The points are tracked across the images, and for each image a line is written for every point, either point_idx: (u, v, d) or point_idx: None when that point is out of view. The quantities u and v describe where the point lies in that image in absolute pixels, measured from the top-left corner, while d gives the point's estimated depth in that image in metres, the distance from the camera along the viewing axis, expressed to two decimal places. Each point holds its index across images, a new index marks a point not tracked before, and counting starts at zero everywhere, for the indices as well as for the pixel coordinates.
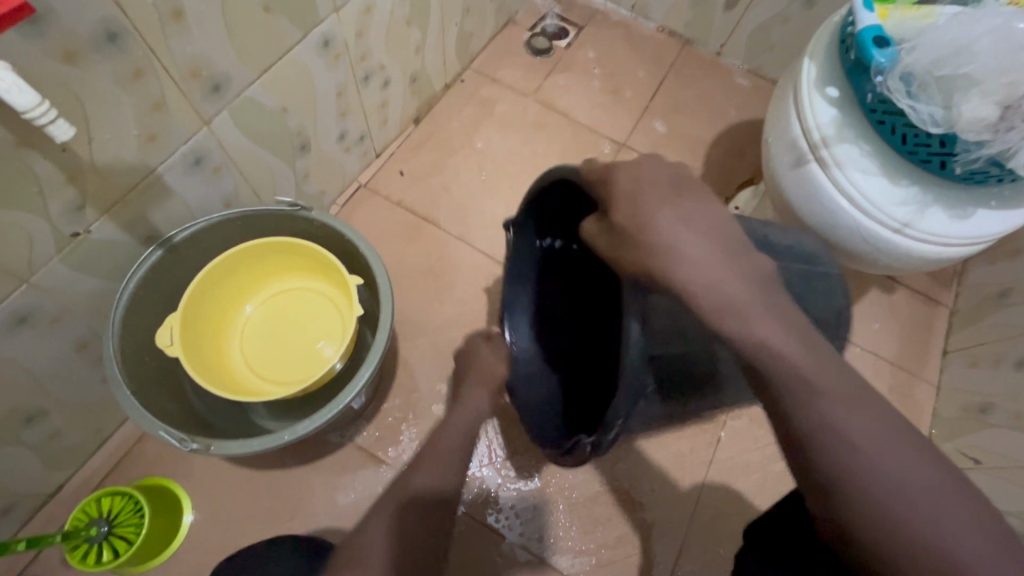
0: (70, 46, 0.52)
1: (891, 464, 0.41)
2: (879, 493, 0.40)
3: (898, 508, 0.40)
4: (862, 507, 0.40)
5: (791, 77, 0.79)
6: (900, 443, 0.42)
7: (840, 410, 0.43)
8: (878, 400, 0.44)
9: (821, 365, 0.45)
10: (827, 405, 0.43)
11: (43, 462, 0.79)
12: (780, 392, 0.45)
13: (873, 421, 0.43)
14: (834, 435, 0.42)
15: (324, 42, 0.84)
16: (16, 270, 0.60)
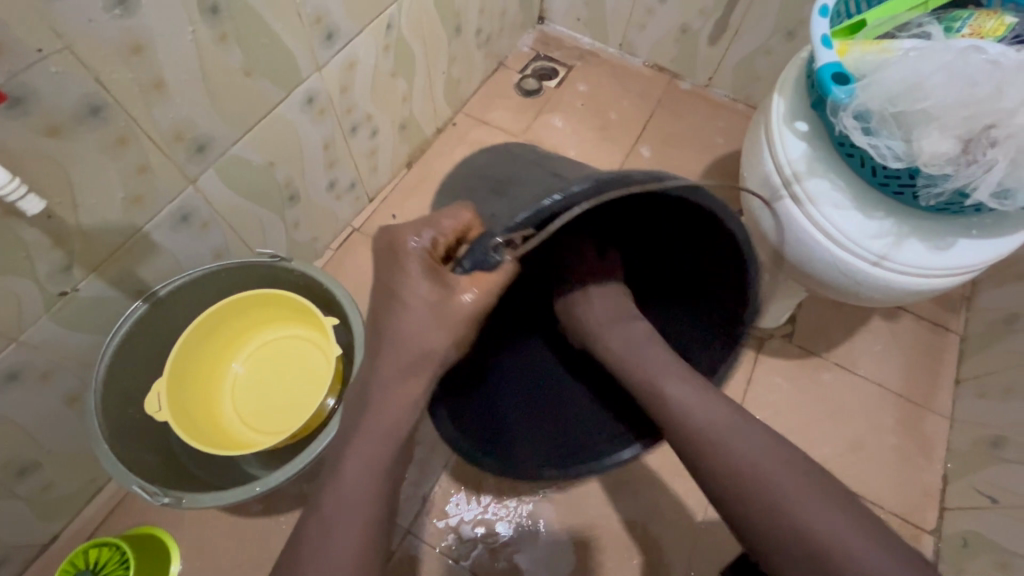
0: (54, 122, 0.56)
1: (743, 451, 0.57)
2: (738, 466, 0.56)
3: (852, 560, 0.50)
4: (721, 480, 0.56)
5: (762, 111, 0.79)
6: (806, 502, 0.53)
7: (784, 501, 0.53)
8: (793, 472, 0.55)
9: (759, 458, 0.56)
10: (678, 391, 0.62)
11: (36, 514, 0.81)
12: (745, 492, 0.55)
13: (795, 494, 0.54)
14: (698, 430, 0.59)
15: (308, 99, 0.88)
16: (4, 330, 0.63)
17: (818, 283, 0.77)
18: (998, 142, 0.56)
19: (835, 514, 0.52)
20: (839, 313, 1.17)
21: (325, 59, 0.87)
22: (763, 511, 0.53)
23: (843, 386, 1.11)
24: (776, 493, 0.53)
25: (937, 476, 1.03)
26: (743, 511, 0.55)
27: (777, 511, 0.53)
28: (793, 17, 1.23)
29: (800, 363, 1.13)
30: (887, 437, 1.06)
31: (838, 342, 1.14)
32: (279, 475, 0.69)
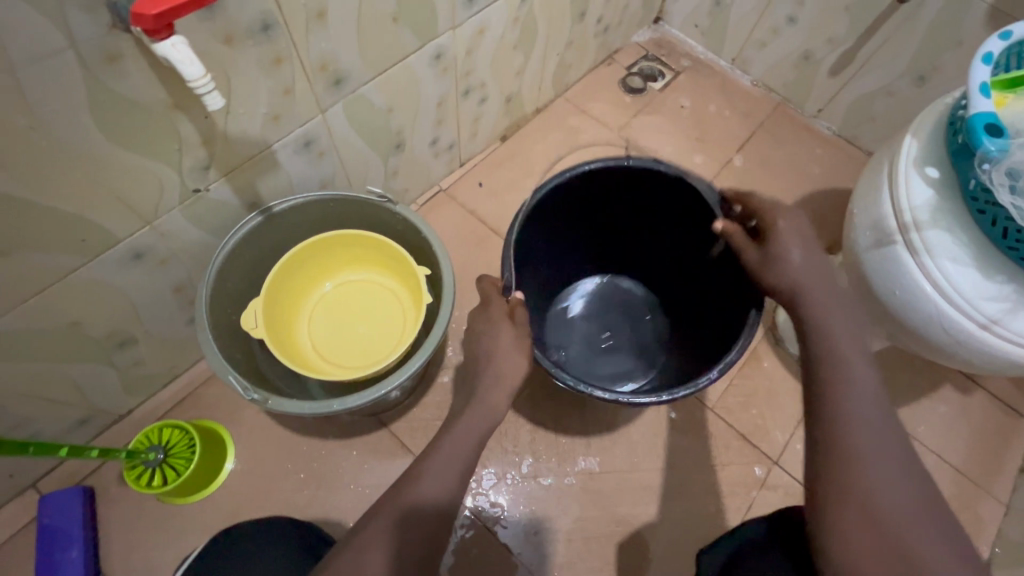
0: (231, 32, 0.60)
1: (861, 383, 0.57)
2: (855, 444, 0.54)
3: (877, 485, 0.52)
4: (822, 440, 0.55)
5: (890, 150, 0.77)
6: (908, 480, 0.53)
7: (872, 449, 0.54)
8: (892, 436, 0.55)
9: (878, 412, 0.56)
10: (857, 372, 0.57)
11: (122, 386, 0.88)
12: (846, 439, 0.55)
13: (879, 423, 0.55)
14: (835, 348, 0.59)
15: (436, 55, 0.91)
16: (144, 212, 0.68)
17: (914, 335, 0.75)
18: None
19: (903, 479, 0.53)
20: (909, 373, 1.13)
21: (461, 19, 0.90)
22: (838, 459, 0.54)
23: None
24: (854, 439, 0.54)
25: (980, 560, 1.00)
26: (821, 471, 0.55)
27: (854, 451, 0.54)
28: (927, 62, 1.18)
29: None
30: None
31: (903, 402, 1.11)
32: (355, 399, 0.74)
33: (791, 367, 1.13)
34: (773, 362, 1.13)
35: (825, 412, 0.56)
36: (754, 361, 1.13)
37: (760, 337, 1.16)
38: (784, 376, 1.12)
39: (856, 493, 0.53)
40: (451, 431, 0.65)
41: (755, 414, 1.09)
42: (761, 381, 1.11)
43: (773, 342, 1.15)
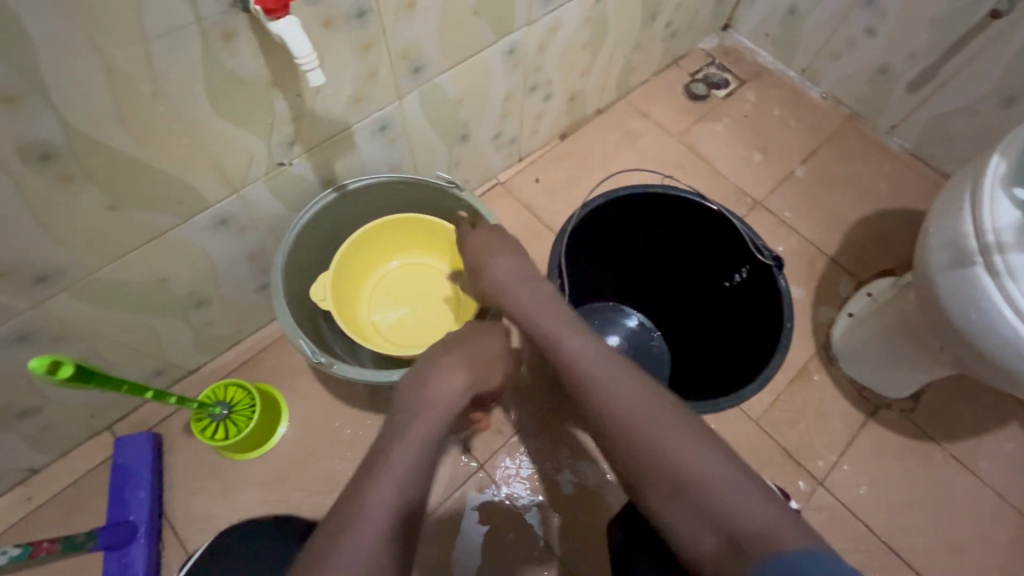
0: (330, 16, 0.64)
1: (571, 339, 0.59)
2: (598, 403, 0.53)
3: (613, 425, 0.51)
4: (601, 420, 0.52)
5: (974, 168, 0.74)
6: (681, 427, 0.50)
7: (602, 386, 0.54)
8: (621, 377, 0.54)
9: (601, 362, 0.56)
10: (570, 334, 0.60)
11: (194, 343, 0.94)
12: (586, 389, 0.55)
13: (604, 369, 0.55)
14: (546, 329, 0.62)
15: (509, 50, 0.94)
16: (234, 180, 0.73)
17: (987, 362, 0.72)
18: None
19: (664, 415, 0.50)
20: (972, 405, 1.07)
21: (536, 16, 0.92)
22: (616, 427, 0.51)
23: (957, 483, 1.02)
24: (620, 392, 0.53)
25: None
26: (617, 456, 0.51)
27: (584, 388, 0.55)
28: (1018, 82, 1.12)
29: (913, 443, 1.05)
30: (992, 551, 0.98)
31: (964, 436, 1.05)
32: None
33: (843, 388, 1.10)
34: (825, 381, 1.10)
35: (575, 385, 0.56)
36: (804, 377, 1.10)
37: (812, 354, 1.13)
38: (835, 396, 1.09)
39: (692, 484, 0.46)
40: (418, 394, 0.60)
41: (801, 432, 1.06)
42: (809, 398, 1.08)
43: (826, 360, 1.12)
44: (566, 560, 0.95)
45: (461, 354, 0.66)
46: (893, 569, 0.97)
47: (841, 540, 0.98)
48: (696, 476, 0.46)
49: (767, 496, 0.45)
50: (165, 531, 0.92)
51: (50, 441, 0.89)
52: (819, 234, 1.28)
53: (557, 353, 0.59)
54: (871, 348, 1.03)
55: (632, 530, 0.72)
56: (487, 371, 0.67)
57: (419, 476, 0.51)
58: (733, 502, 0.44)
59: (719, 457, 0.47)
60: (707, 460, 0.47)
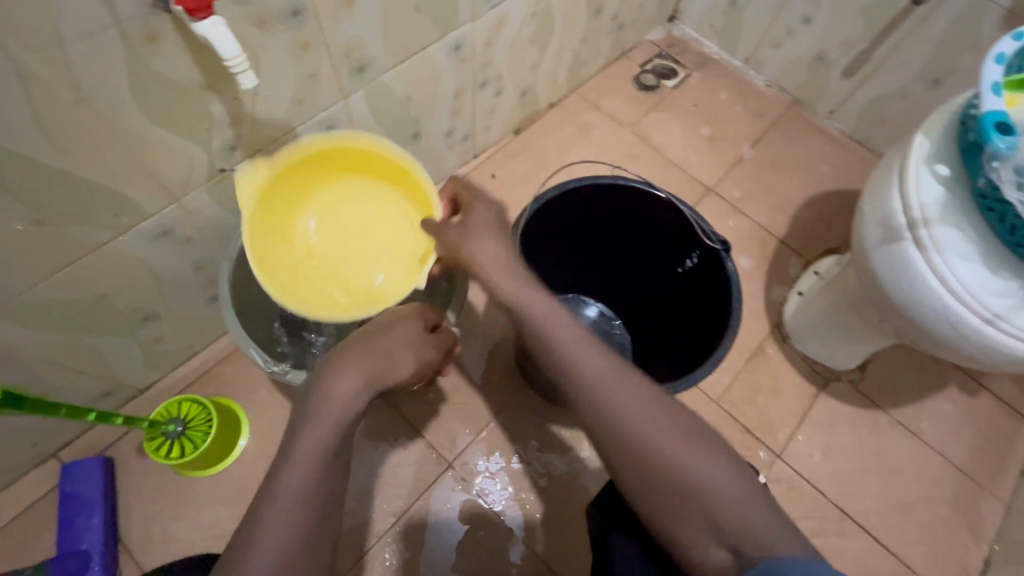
0: (263, 16, 0.62)
1: (577, 357, 0.55)
2: (614, 424, 0.53)
3: (633, 453, 0.52)
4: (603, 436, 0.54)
5: (901, 148, 0.78)
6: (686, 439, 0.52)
7: (618, 410, 0.53)
8: (648, 392, 0.54)
9: (614, 385, 0.54)
10: (572, 355, 0.55)
11: (143, 360, 0.91)
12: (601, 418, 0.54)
13: (619, 391, 0.54)
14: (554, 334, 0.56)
15: (455, 46, 0.93)
16: (172, 189, 0.71)
17: (920, 331, 0.77)
18: None
19: (673, 432, 0.52)
20: (914, 372, 1.14)
21: (481, 12, 0.92)
22: (620, 447, 0.53)
23: (903, 446, 1.08)
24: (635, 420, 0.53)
25: (979, 558, 1.01)
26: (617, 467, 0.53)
27: (603, 421, 0.53)
28: (942, 65, 1.18)
29: (862, 412, 1.11)
30: (937, 507, 1.04)
31: (907, 401, 1.11)
32: None
33: (796, 363, 1.15)
34: (779, 358, 1.15)
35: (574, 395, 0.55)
36: (759, 356, 1.15)
37: (766, 333, 1.18)
38: (789, 371, 1.14)
39: (696, 498, 0.51)
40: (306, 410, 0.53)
41: (759, 408, 1.10)
42: (765, 376, 1.13)
43: (779, 338, 1.17)
44: (539, 549, 0.96)
45: (358, 352, 0.58)
46: (849, 532, 1.02)
47: (801, 509, 1.03)
48: (695, 488, 0.51)
49: (756, 492, 0.52)
50: (124, 557, 0.88)
51: None
52: (768, 217, 1.33)
53: (569, 373, 0.55)
54: (819, 324, 1.08)
55: (609, 502, 0.71)
56: (387, 367, 0.59)
57: (321, 482, 0.50)
58: (735, 513, 0.50)
59: (719, 466, 0.52)
60: (708, 473, 0.51)
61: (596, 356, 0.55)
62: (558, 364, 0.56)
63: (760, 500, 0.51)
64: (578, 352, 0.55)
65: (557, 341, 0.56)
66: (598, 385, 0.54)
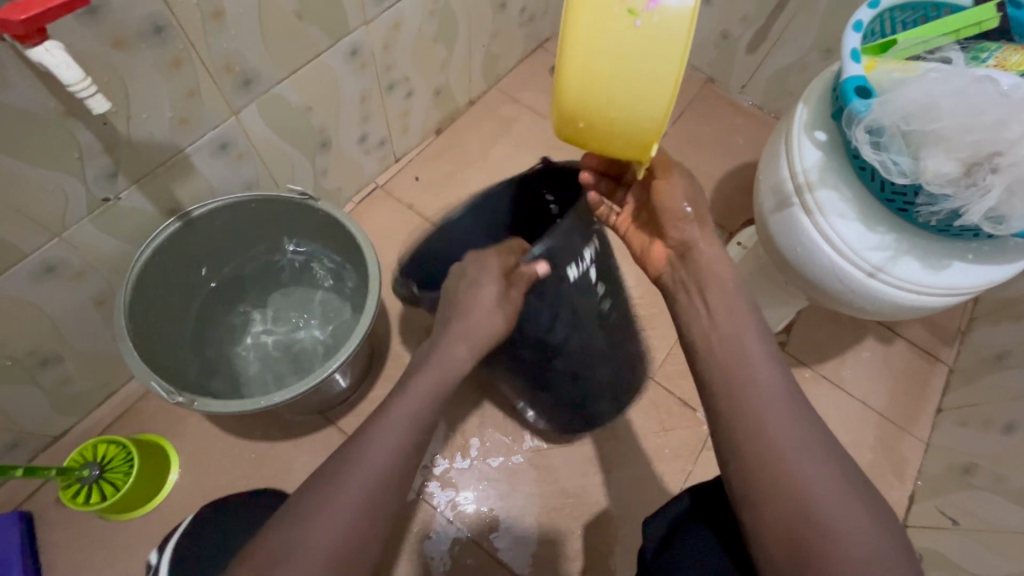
0: (121, 35, 0.60)
1: (760, 373, 0.58)
2: (768, 441, 0.54)
3: (778, 470, 0.53)
4: (746, 457, 0.54)
5: (786, 118, 0.82)
6: (831, 478, 0.52)
7: (774, 431, 0.54)
8: (808, 424, 0.55)
9: (781, 409, 0.56)
10: (754, 365, 0.58)
11: (52, 405, 0.86)
12: (750, 429, 0.55)
13: (783, 415, 0.55)
14: (743, 356, 0.59)
15: (352, 51, 0.92)
16: (50, 224, 0.67)
17: (817, 290, 0.81)
18: (999, 169, 0.60)
19: (829, 477, 0.52)
20: (834, 329, 1.20)
21: (373, 15, 0.91)
22: (764, 479, 0.53)
23: (829, 400, 1.14)
24: (786, 449, 0.53)
25: (905, 495, 1.07)
26: (752, 487, 0.53)
27: (755, 432, 0.55)
28: (832, 34, 1.24)
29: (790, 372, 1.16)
30: (863, 453, 1.10)
31: (830, 356, 1.17)
32: (285, 393, 0.74)
33: None
34: None
35: (732, 402, 0.57)
36: None
37: None
38: None
39: (813, 541, 0.50)
40: (397, 400, 0.56)
41: None
42: None
43: None
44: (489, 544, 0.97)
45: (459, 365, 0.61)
46: None
47: None
48: (842, 543, 0.49)
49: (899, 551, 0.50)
50: None
51: None
52: None
53: (740, 375, 0.58)
54: None
55: (706, 496, 0.67)
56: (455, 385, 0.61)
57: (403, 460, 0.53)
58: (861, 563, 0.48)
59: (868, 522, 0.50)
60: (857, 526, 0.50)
61: (779, 384, 0.57)
62: (740, 369, 0.58)
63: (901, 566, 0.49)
64: (758, 370, 0.58)
65: (746, 353, 0.59)
66: (766, 402, 0.56)
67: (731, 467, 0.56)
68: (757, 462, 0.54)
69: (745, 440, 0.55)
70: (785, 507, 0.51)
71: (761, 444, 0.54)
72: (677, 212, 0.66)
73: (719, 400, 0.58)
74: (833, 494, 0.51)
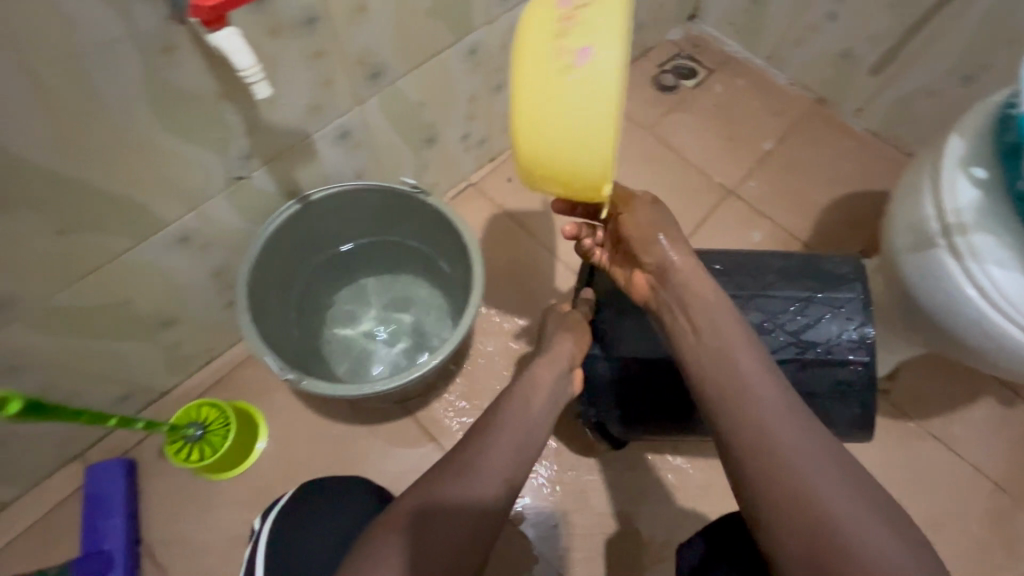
0: (278, 24, 0.63)
1: (755, 381, 0.56)
2: (771, 448, 0.52)
3: (786, 482, 0.50)
4: (750, 469, 0.52)
5: (934, 150, 0.74)
6: (845, 490, 0.50)
7: (776, 438, 0.52)
8: (816, 433, 0.54)
9: (783, 415, 0.54)
10: (748, 371, 0.57)
11: (163, 365, 0.92)
12: (749, 437, 0.53)
13: (787, 425, 0.53)
14: (736, 377, 0.57)
15: (471, 49, 0.93)
16: (191, 197, 0.71)
17: (953, 340, 0.74)
18: None
19: (850, 500, 0.49)
20: (946, 383, 1.09)
21: (496, 15, 0.91)
22: (784, 503, 0.50)
23: (935, 460, 1.04)
24: (788, 456, 0.51)
25: None
26: (759, 499, 0.51)
27: (756, 440, 0.53)
28: (977, 60, 1.13)
29: (891, 423, 1.07)
30: (970, 523, 1.00)
31: (939, 412, 1.07)
32: (386, 383, 0.76)
33: None
34: None
35: (729, 411, 0.55)
36: None
37: None
38: None
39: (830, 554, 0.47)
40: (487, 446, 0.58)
41: None
42: None
43: None
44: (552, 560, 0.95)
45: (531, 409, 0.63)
46: None
47: None
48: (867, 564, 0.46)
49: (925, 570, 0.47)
50: (145, 557, 0.89)
51: (15, 474, 0.86)
52: (791, 220, 1.29)
53: (736, 381, 0.56)
54: None
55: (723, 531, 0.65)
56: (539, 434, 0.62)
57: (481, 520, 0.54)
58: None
59: (893, 539, 0.47)
60: (886, 545, 0.47)
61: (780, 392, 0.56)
62: (729, 373, 0.57)
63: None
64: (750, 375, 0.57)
65: (739, 359, 0.58)
66: (766, 409, 0.54)
67: (746, 493, 0.53)
68: (762, 473, 0.52)
69: (741, 447, 0.53)
70: (800, 522, 0.49)
71: (763, 454, 0.52)
72: (650, 238, 0.66)
73: (723, 424, 0.56)
74: (841, 505, 0.49)
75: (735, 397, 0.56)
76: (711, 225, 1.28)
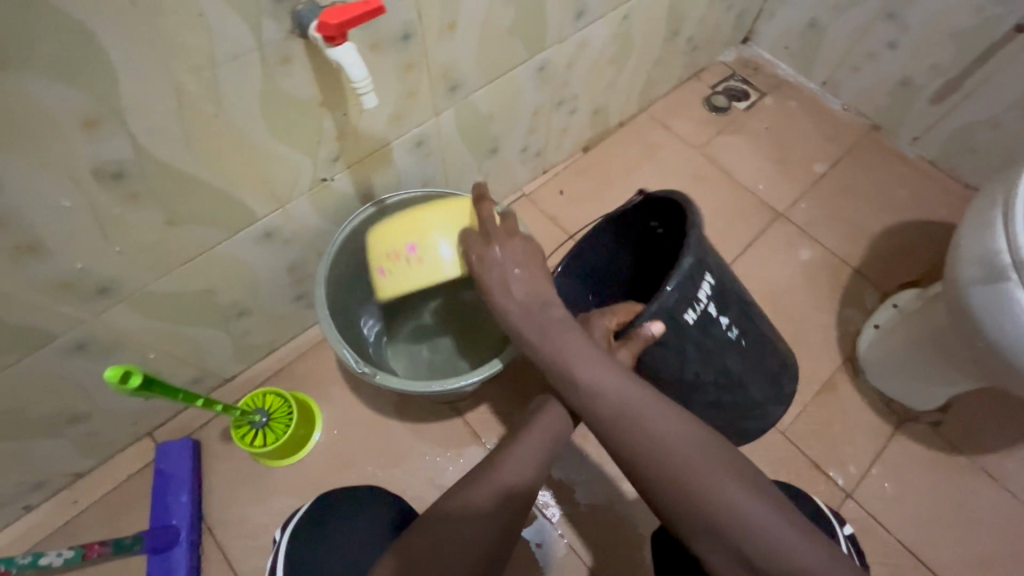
0: (378, 39, 0.67)
1: (612, 385, 0.57)
2: (650, 453, 0.54)
3: (680, 486, 0.53)
4: (645, 477, 0.55)
5: (1005, 183, 0.75)
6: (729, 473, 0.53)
7: (649, 439, 0.55)
8: (682, 419, 0.56)
9: (657, 415, 0.56)
10: (600, 378, 0.58)
11: (232, 352, 0.97)
12: (631, 446, 0.55)
13: (659, 423, 0.55)
14: (576, 369, 0.59)
15: (540, 67, 0.96)
16: (281, 196, 0.76)
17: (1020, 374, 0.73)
18: None
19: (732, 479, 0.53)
20: (1001, 419, 1.07)
21: (566, 34, 0.95)
22: (680, 503, 0.53)
23: (988, 497, 1.02)
24: (669, 454, 0.54)
25: None
26: (660, 502, 0.54)
27: (635, 448, 0.55)
28: None
29: (942, 457, 1.05)
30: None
31: (993, 448, 1.05)
32: (453, 382, 0.79)
33: (869, 400, 1.10)
34: (850, 392, 1.11)
35: (608, 427, 0.57)
36: (830, 390, 1.11)
37: (837, 365, 1.14)
38: (860, 408, 1.09)
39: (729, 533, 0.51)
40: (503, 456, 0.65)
41: (828, 444, 1.06)
42: (836, 409, 1.09)
43: (851, 371, 1.13)
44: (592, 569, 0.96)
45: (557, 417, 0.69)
46: None
47: (872, 554, 0.98)
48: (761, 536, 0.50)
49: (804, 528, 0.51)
50: (205, 535, 0.94)
51: (95, 447, 0.91)
52: (842, 245, 1.29)
53: (590, 391, 0.58)
54: (896, 360, 1.04)
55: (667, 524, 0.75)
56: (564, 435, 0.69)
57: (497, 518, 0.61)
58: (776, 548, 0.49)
59: (784, 521, 0.51)
60: (776, 527, 0.50)
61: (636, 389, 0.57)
62: (589, 387, 0.58)
63: (841, 564, 0.49)
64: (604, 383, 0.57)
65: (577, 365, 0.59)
66: (641, 413, 0.56)
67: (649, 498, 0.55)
68: (659, 481, 0.54)
69: (628, 459, 0.56)
70: (701, 516, 0.52)
71: (647, 459, 0.55)
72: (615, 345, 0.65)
73: (606, 433, 0.57)
74: (723, 484, 0.52)
75: (607, 410, 0.57)
76: (760, 246, 1.28)
